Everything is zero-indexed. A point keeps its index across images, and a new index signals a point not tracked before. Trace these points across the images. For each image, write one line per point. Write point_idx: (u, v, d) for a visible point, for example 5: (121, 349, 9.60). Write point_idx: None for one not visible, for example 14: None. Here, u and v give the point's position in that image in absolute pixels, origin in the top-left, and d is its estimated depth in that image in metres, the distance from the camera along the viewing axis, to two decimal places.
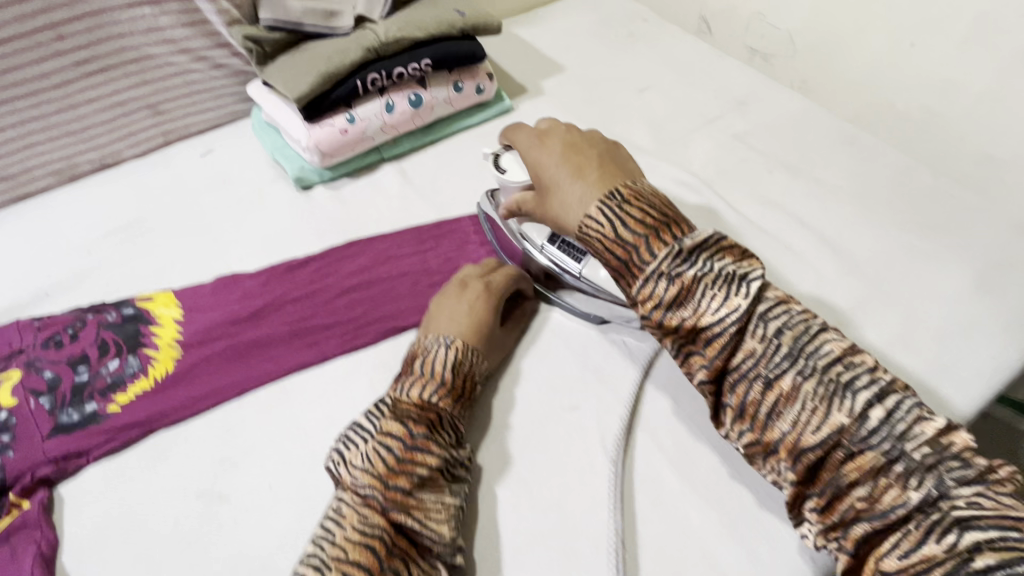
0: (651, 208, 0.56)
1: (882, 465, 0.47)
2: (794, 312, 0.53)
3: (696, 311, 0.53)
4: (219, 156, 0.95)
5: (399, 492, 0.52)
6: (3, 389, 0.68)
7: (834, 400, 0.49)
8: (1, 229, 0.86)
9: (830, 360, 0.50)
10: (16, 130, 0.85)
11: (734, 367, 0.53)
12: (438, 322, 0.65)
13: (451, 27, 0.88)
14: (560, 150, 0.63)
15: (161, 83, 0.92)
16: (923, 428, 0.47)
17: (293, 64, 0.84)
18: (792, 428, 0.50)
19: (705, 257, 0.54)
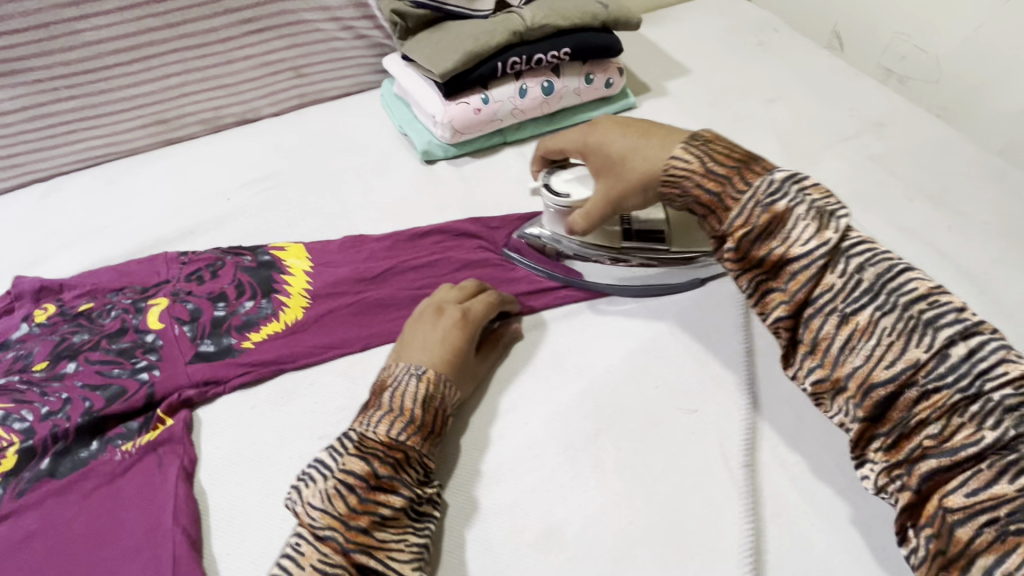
0: (735, 148, 0.56)
1: (955, 402, 0.42)
2: (878, 249, 0.48)
3: (788, 243, 0.49)
4: (350, 123, 0.99)
5: (359, 532, 0.50)
6: (152, 314, 0.74)
7: (915, 332, 0.43)
8: (151, 168, 0.93)
9: (911, 297, 0.45)
10: (178, 78, 0.91)
11: (813, 299, 0.48)
12: (410, 350, 0.63)
13: (593, 18, 0.88)
14: (612, 128, 0.64)
15: (308, 48, 0.97)
16: (1006, 368, 0.41)
17: (438, 40, 0.87)
18: (866, 361, 0.45)
19: (798, 193, 0.50)
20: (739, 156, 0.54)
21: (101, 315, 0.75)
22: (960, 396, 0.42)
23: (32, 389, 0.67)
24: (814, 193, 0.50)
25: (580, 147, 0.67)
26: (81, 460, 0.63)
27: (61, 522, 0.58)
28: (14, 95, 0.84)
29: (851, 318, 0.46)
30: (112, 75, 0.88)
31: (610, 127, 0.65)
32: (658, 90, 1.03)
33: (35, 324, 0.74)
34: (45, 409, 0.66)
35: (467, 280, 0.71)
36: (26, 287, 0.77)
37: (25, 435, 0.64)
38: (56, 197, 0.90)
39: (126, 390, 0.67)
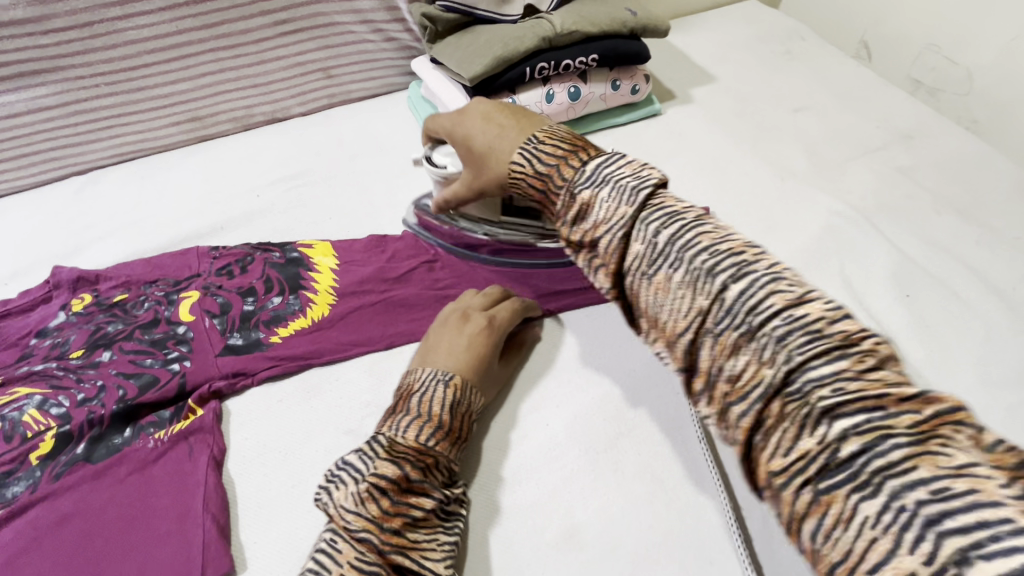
0: (564, 141, 0.51)
1: (738, 343, 0.39)
2: (725, 234, 0.43)
3: (596, 223, 0.46)
4: (377, 123, 1.01)
5: (394, 534, 0.49)
6: (184, 306, 0.76)
7: (709, 290, 0.41)
8: (183, 164, 0.96)
9: (761, 296, 0.39)
10: (212, 77, 0.94)
11: (625, 270, 0.46)
12: (436, 356, 0.63)
13: (622, 25, 0.89)
14: (481, 116, 0.59)
15: (339, 50, 0.98)
16: (773, 300, 0.38)
17: (468, 45, 0.88)
18: (692, 333, 0.42)
19: (607, 174, 0.47)
20: (579, 141, 0.51)
21: (135, 306, 0.77)
22: (789, 374, 0.36)
23: (69, 375, 0.70)
24: (636, 172, 0.47)
25: (452, 138, 0.61)
26: (116, 446, 0.65)
27: (97, 505, 0.60)
28: (55, 90, 0.86)
29: (691, 300, 0.42)
30: (149, 73, 0.90)
31: (477, 118, 0.59)
32: (684, 98, 1.03)
33: (73, 313, 0.76)
34: (81, 396, 0.68)
35: (489, 286, 0.72)
36: (64, 277, 0.79)
37: (62, 420, 0.66)
38: (92, 190, 0.92)
39: (158, 380, 0.69)
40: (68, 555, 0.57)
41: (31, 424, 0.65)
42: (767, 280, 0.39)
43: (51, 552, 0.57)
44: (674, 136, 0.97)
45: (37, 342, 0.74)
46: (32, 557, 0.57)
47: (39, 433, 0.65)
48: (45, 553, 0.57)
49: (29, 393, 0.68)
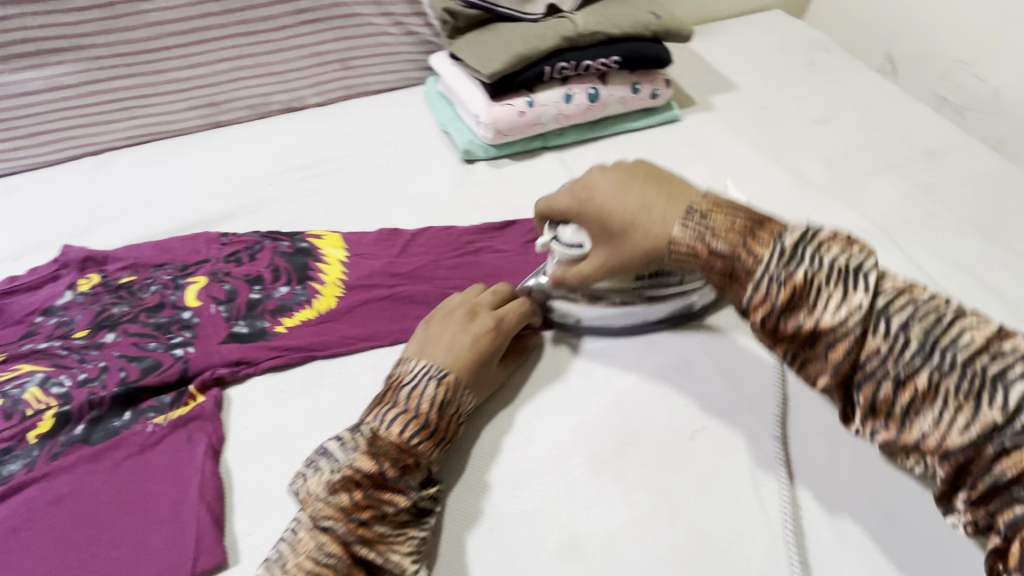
0: (736, 214, 0.52)
1: (930, 384, 0.41)
2: (920, 301, 0.43)
3: (813, 312, 0.45)
4: (393, 117, 1.00)
5: (359, 527, 0.51)
6: (190, 291, 0.76)
7: (976, 401, 0.40)
8: (197, 149, 0.95)
9: (971, 351, 0.41)
10: (230, 63, 0.93)
11: (860, 365, 0.44)
12: (434, 350, 0.62)
13: (644, 27, 0.87)
14: (614, 186, 0.58)
15: (358, 41, 0.98)
16: (969, 335, 0.41)
17: (487, 42, 0.87)
18: (935, 427, 0.41)
19: (812, 250, 0.45)
20: (748, 218, 0.51)
21: (141, 289, 0.76)
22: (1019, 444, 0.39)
23: (72, 355, 0.70)
24: (832, 247, 0.45)
25: (582, 218, 0.60)
26: (114, 429, 0.64)
27: (89, 490, 0.59)
28: (73, 70, 0.86)
29: (908, 381, 0.42)
30: (169, 56, 0.90)
31: (608, 190, 0.58)
32: (704, 104, 1.02)
33: (79, 293, 0.76)
34: (82, 377, 0.68)
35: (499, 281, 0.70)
36: (72, 256, 0.79)
37: (63, 400, 0.66)
38: (106, 171, 0.92)
39: (160, 364, 0.68)
40: (59, 537, 0.56)
41: (32, 402, 0.66)
42: (949, 319, 0.42)
43: (40, 534, 0.56)
44: (691, 143, 0.96)
45: (43, 321, 0.74)
46: (23, 537, 0.56)
47: (37, 411, 0.65)
48: (35, 535, 0.56)
49: (32, 371, 0.68)
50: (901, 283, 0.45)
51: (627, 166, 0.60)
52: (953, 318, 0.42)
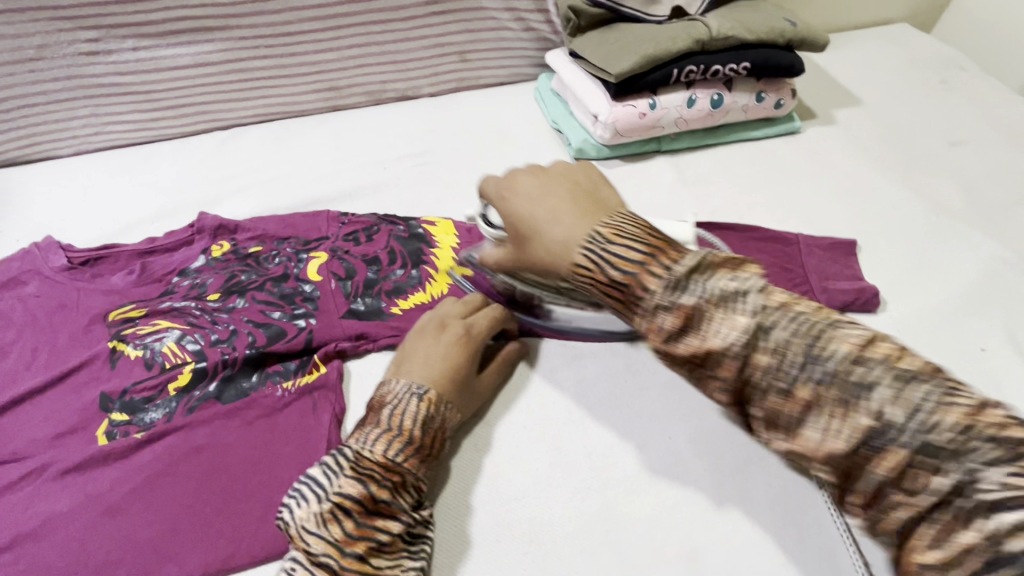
0: (635, 241, 0.49)
1: (814, 395, 0.40)
2: (800, 316, 0.43)
3: (703, 335, 0.44)
4: (503, 112, 1.02)
5: (354, 559, 0.50)
6: (312, 266, 0.79)
7: (853, 400, 0.39)
8: (317, 130, 1.00)
9: (848, 361, 0.40)
10: (356, 50, 0.96)
11: (750, 381, 0.43)
12: (411, 366, 0.61)
13: (779, 35, 0.85)
14: (535, 192, 0.57)
15: (477, 35, 0.99)
16: (837, 344, 0.41)
17: (614, 42, 0.86)
18: (822, 438, 0.40)
19: (702, 280, 0.45)
20: (656, 240, 0.49)
21: (267, 260, 0.80)
22: (916, 453, 0.36)
23: (205, 316, 0.74)
24: (716, 274, 0.45)
25: (499, 213, 0.59)
26: (245, 389, 0.67)
27: (225, 443, 0.63)
28: (220, 48, 0.90)
29: (793, 391, 0.41)
30: (305, 40, 0.93)
31: (525, 192, 0.57)
32: (825, 118, 0.98)
33: (212, 258, 0.80)
34: (215, 337, 0.71)
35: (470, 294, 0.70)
36: (206, 223, 0.84)
37: (198, 357, 0.70)
38: (233, 145, 0.97)
39: (287, 333, 0.71)
40: (198, 485, 0.60)
41: (170, 355, 0.70)
42: (827, 329, 0.42)
43: (180, 481, 0.60)
44: (812, 159, 0.92)
45: (178, 281, 0.78)
46: (165, 483, 0.60)
47: (175, 365, 0.69)
48: (175, 481, 0.60)
49: (170, 327, 0.73)
50: (786, 295, 0.44)
51: (545, 169, 0.59)
52: (830, 329, 0.42)
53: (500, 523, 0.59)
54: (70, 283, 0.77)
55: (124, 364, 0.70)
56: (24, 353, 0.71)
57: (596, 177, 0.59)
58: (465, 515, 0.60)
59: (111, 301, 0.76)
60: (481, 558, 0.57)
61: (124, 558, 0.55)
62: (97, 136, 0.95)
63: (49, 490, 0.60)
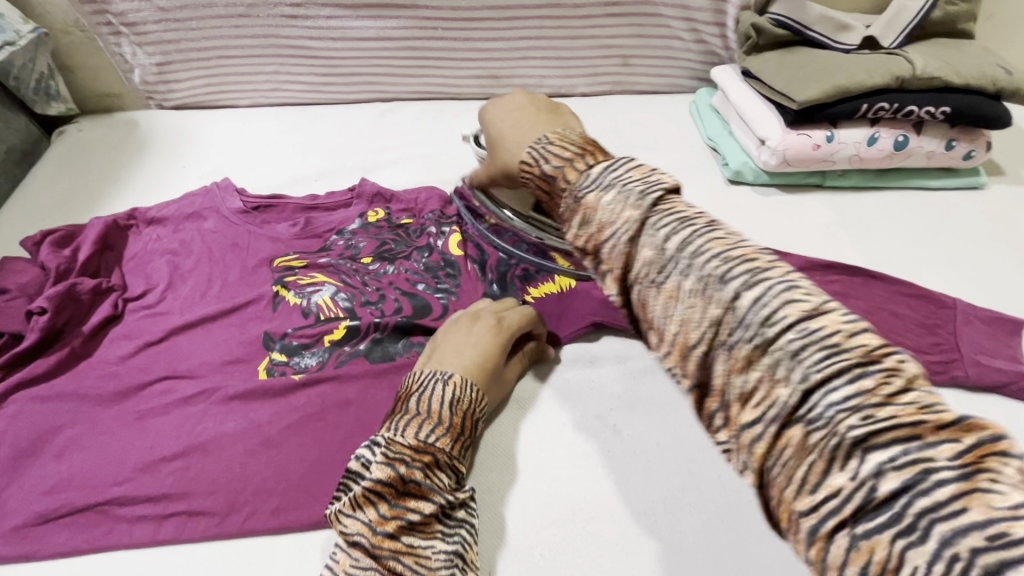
0: (576, 142, 0.48)
1: (756, 363, 0.35)
2: (758, 267, 0.36)
3: (595, 230, 0.42)
4: (656, 121, 1.00)
5: (387, 538, 0.49)
6: (452, 243, 0.81)
7: (779, 378, 0.34)
8: (470, 114, 1.03)
9: (781, 328, 0.34)
10: (524, 43, 0.97)
11: (630, 282, 0.41)
12: (441, 355, 0.63)
13: (991, 83, 0.78)
14: (510, 107, 0.58)
15: (646, 41, 0.97)
16: (789, 310, 0.34)
17: (798, 66, 0.82)
18: (677, 330, 0.39)
19: (598, 171, 0.44)
20: (595, 146, 0.48)
21: (415, 233, 0.83)
22: (757, 358, 0.35)
23: (357, 276, 0.78)
24: (633, 179, 0.42)
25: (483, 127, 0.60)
26: (392, 352, 0.71)
27: (373, 402, 0.66)
28: (400, 24, 0.94)
29: (736, 355, 0.36)
30: (479, 25, 0.94)
31: (504, 106, 0.58)
32: (1015, 177, 0.89)
33: (367, 223, 0.84)
34: (365, 297, 0.75)
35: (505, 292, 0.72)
36: (365, 189, 0.87)
37: (349, 315, 0.74)
38: (391, 118, 1.02)
39: (431, 308, 0.74)
40: (345, 434, 0.64)
41: (324, 308, 0.75)
42: (778, 286, 0.35)
43: (329, 429, 0.64)
44: (994, 220, 0.84)
45: (337, 241, 0.83)
46: (316, 426, 0.64)
47: (329, 318, 0.74)
48: (328, 426, 0.65)
49: (326, 282, 0.77)
50: (744, 248, 0.38)
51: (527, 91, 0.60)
52: (788, 287, 0.35)
53: (627, 537, 0.58)
54: (244, 225, 0.84)
55: (285, 308, 0.75)
56: (201, 282, 0.78)
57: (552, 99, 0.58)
58: (594, 521, 0.59)
59: (277, 248, 0.81)
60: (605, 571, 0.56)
61: (277, 489, 0.60)
62: (274, 92, 1.03)
63: (216, 411, 0.66)
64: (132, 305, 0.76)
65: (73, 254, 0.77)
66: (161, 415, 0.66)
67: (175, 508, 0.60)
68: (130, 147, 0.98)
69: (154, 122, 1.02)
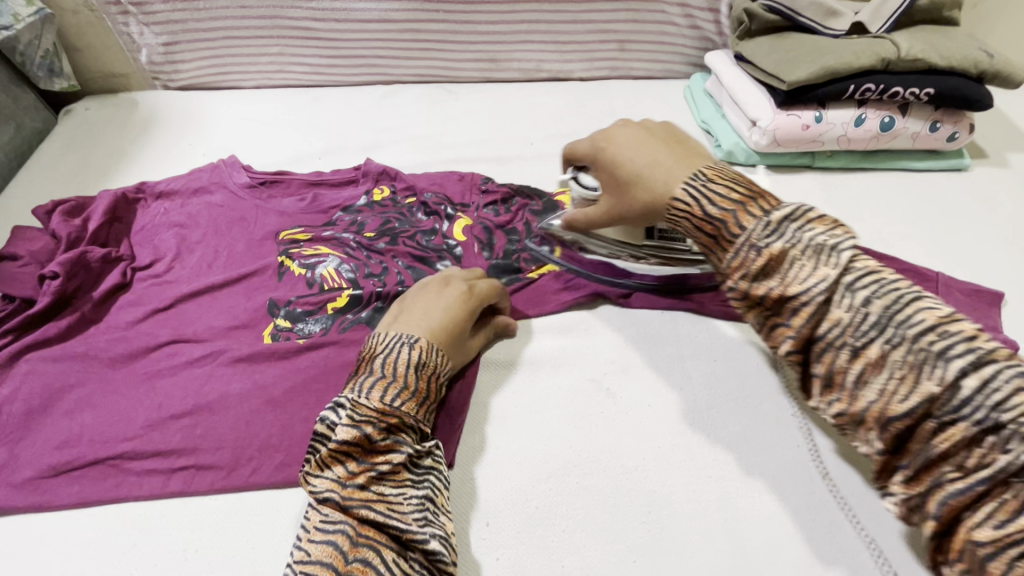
0: (739, 183, 0.51)
1: (879, 348, 0.43)
2: (882, 275, 0.44)
3: (785, 280, 0.46)
4: (651, 105, 1.03)
5: (357, 489, 0.51)
6: (458, 227, 0.83)
7: (916, 360, 0.41)
8: (471, 97, 1.05)
9: (920, 326, 0.41)
10: (524, 27, 0.99)
11: (821, 336, 0.45)
12: (409, 318, 0.63)
13: (973, 65, 0.80)
14: (631, 141, 0.59)
15: (642, 27, 1.00)
16: (917, 311, 0.42)
17: (788, 50, 0.85)
18: (880, 397, 0.42)
19: (797, 227, 0.46)
20: (754, 187, 0.51)
21: (417, 211, 0.85)
22: (889, 345, 0.42)
23: (360, 249, 0.80)
24: (817, 226, 0.46)
25: (597, 164, 0.62)
26: None
27: None
28: (403, 8, 0.96)
29: (863, 349, 0.43)
30: (481, 9, 0.97)
31: (623, 142, 0.60)
32: (997, 159, 0.92)
33: (373, 201, 0.86)
34: (368, 270, 0.78)
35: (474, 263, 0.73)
36: (371, 168, 0.89)
37: (353, 285, 0.76)
38: (392, 100, 1.05)
39: None
40: None
41: (329, 279, 0.77)
42: (891, 281, 0.44)
43: (332, 390, 0.66)
44: (976, 200, 0.87)
45: (341, 216, 0.85)
46: (320, 387, 0.67)
47: (332, 287, 0.76)
48: (330, 387, 0.67)
49: (330, 254, 0.79)
50: (874, 264, 0.45)
51: (643, 122, 0.62)
52: (914, 298, 0.43)
53: (620, 490, 0.60)
54: (249, 199, 0.86)
55: (290, 278, 0.77)
56: (207, 252, 0.80)
57: (667, 130, 0.60)
58: (587, 476, 0.61)
59: (282, 222, 0.83)
60: (598, 522, 0.58)
61: (281, 445, 0.63)
62: (278, 73, 1.05)
63: (223, 373, 0.68)
64: (140, 274, 0.78)
65: (82, 224, 0.79)
66: (169, 376, 0.68)
67: (183, 463, 0.62)
68: (136, 125, 1.00)
69: (160, 102, 1.04)
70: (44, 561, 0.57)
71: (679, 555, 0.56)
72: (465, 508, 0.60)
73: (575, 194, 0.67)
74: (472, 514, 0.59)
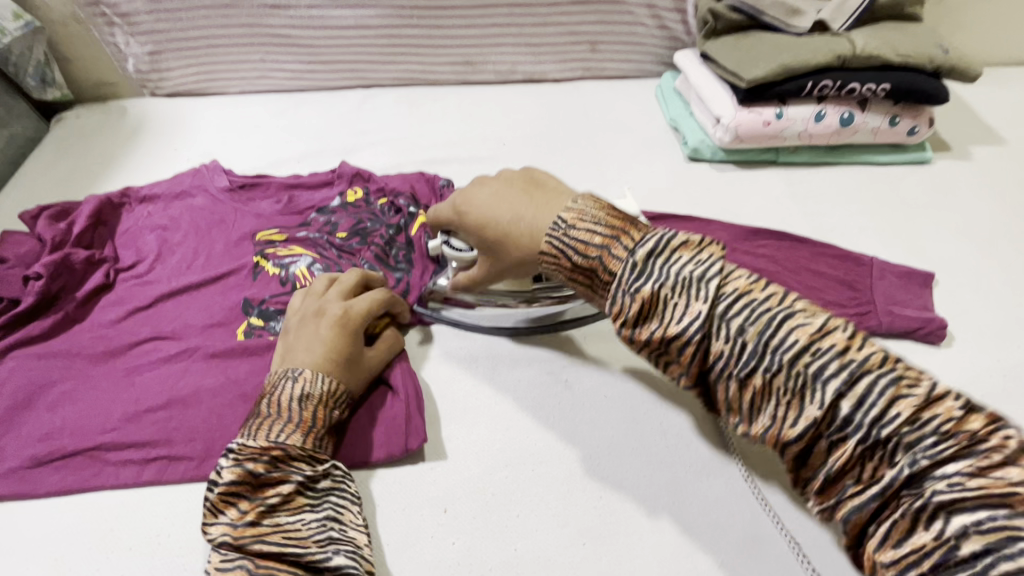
0: (606, 217, 0.51)
1: (767, 385, 0.42)
2: (757, 299, 0.44)
3: (663, 322, 0.45)
4: (623, 104, 1.05)
5: (249, 525, 0.52)
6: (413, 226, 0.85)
7: (802, 392, 0.41)
8: (448, 99, 1.08)
9: (795, 352, 0.42)
10: (496, 30, 1.02)
11: (711, 367, 0.44)
12: (292, 355, 0.63)
13: (928, 60, 0.82)
14: (489, 200, 0.58)
15: (611, 28, 1.02)
16: (794, 335, 0.42)
17: (749, 48, 0.87)
18: (773, 423, 0.42)
19: (662, 263, 0.46)
20: (616, 217, 0.51)
21: (387, 212, 0.87)
22: (799, 393, 0.41)
23: (332, 249, 0.83)
24: (682, 256, 0.46)
25: (462, 226, 0.61)
26: None
27: None
28: (378, 14, 0.99)
29: (748, 380, 0.43)
30: (452, 14, 0.99)
31: (482, 203, 0.58)
32: (960, 152, 0.94)
33: (346, 202, 0.89)
34: (339, 268, 0.80)
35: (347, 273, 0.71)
36: (345, 170, 0.92)
37: None
38: (370, 104, 1.08)
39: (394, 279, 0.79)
40: None
41: (301, 278, 0.80)
42: (781, 314, 0.43)
43: None
44: (937, 192, 0.89)
45: (315, 217, 0.87)
46: None
47: (305, 286, 0.79)
48: None
49: (303, 254, 0.82)
50: (743, 283, 0.45)
51: (500, 173, 0.60)
52: (787, 317, 0.43)
53: (572, 476, 0.63)
54: (229, 202, 0.89)
55: (265, 277, 0.80)
56: (187, 254, 0.83)
57: (524, 176, 0.59)
58: (542, 463, 0.64)
59: (259, 223, 0.87)
60: (552, 507, 0.61)
61: None
62: (261, 80, 1.09)
63: (198, 368, 0.71)
64: (122, 275, 0.81)
65: (67, 228, 0.82)
66: (148, 371, 0.71)
67: (158, 453, 0.65)
68: (123, 132, 1.04)
69: (146, 109, 1.08)
70: (27, 545, 0.60)
71: (628, 536, 0.59)
72: (431, 494, 0.62)
73: (451, 258, 0.68)
74: (431, 502, 0.62)
